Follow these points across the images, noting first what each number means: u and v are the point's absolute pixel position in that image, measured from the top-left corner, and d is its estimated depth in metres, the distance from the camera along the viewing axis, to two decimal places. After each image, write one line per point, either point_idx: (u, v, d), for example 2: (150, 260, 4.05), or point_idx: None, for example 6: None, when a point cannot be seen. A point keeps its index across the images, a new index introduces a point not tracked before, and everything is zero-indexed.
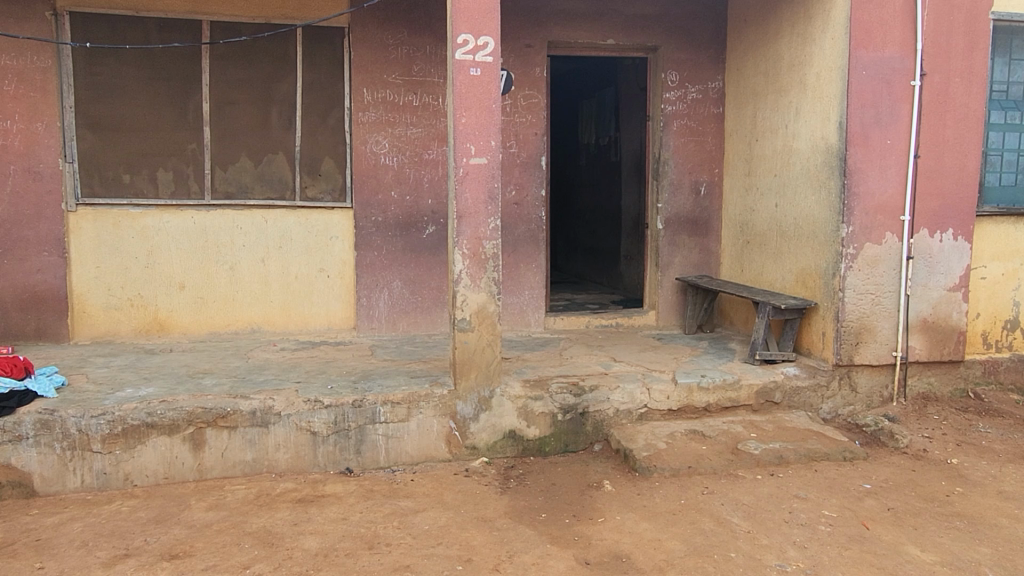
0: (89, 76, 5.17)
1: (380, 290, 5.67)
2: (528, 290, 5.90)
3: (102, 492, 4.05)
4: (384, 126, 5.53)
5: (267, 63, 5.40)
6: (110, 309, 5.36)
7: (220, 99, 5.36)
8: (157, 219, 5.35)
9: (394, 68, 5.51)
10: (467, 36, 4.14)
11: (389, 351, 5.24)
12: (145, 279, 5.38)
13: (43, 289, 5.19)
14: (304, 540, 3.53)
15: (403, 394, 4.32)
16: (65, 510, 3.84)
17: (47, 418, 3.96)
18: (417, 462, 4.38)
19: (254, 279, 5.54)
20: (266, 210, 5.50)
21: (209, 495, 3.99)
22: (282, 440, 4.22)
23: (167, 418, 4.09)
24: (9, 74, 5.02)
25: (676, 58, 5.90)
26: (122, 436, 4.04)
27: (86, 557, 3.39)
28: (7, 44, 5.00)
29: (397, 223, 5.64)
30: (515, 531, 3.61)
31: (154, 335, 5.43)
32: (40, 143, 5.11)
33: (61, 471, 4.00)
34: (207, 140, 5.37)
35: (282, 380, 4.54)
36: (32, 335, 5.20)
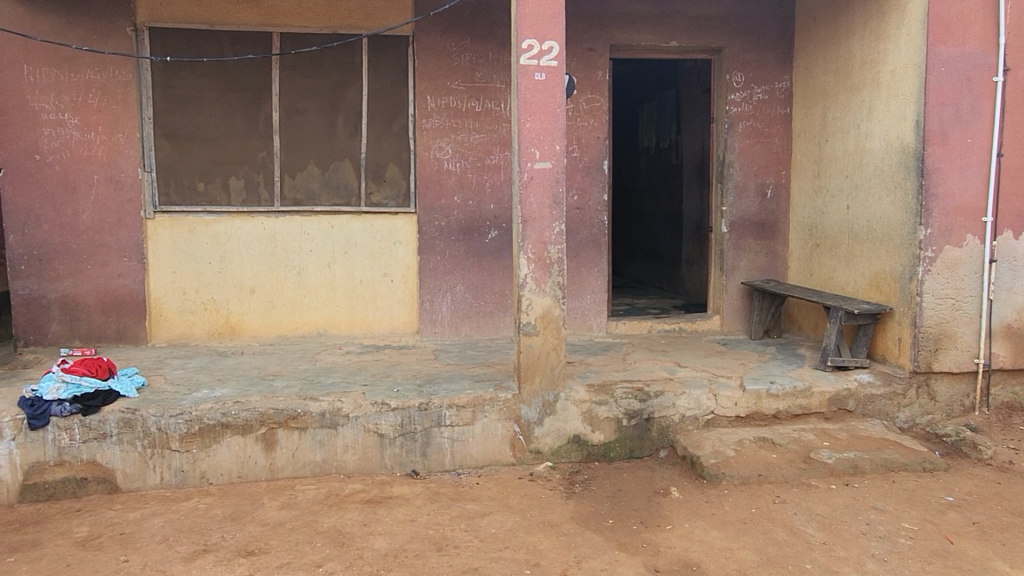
0: (166, 88, 5.37)
1: (444, 295, 5.73)
2: (590, 294, 5.88)
3: (180, 489, 4.19)
4: (447, 131, 5.59)
5: (333, 73, 5.53)
6: (184, 312, 5.55)
7: (289, 108, 5.51)
8: (229, 226, 5.52)
9: (458, 75, 5.56)
10: (533, 40, 4.15)
11: (452, 355, 5.29)
12: (217, 284, 5.55)
13: (123, 293, 5.41)
14: (374, 541, 3.58)
15: (468, 398, 4.34)
16: (146, 506, 3.99)
17: (129, 417, 4.12)
18: (482, 465, 4.41)
19: (321, 284, 5.66)
20: (332, 216, 5.62)
21: (281, 495, 4.09)
22: (350, 442, 4.30)
23: (240, 418, 4.21)
24: (93, 88, 5.25)
25: (741, 58, 5.81)
26: (199, 435, 4.18)
27: (168, 551, 3.51)
28: (91, 60, 5.24)
29: (460, 228, 5.69)
30: (583, 537, 3.59)
31: (226, 338, 5.60)
32: (121, 153, 5.33)
33: (142, 468, 4.16)
34: (277, 148, 5.52)
35: (349, 383, 4.61)
36: (113, 337, 5.42)
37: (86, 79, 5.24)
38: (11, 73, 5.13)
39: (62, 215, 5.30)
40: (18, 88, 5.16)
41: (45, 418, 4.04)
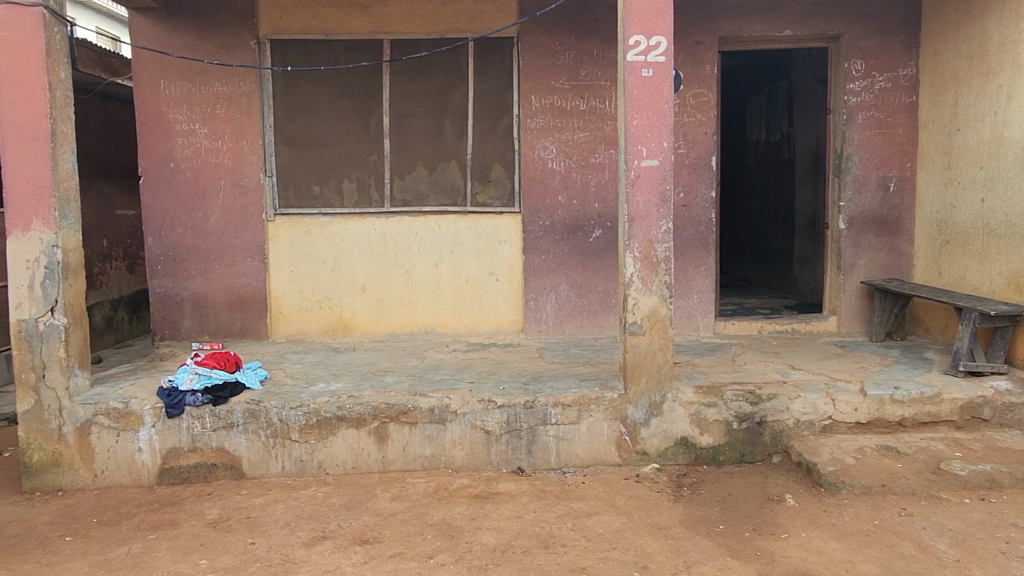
0: (286, 97, 5.66)
1: (548, 294, 5.75)
2: (697, 294, 5.75)
3: (299, 478, 4.41)
4: (551, 131, 5.61)
5: (441, 77, 5.66)
6: (301, 309, 5.83)
7: (398, 113, 5.69)
8: (343, 227, 5.76)
9: (562, 73, 5.57)
10: (640, 36, 4.10)
11: (557, 353, 5.30)
12: (332, 282, 5.80)
13: (247, 291, 5.74)
14: (483, 535, 3.64)
15: (573, 396, 4.34)
16: (270, 492, 4.23)
17: (254, 408, 4.37)
18: (588, 465, 4.40)
19: (428, 283, 5.81)
20: (439, 216, 5.75)
21: (393, 487, 4.24)
22: (458, 437, 4.40)
23: (355, 412, 4.38)
24: (220, 99, 5.59)
25: (861, 45, 5.51)
26: (317, 427, 4.38)
27: (290, 536, 3.71)
28: (219, 73, 5.57)
29: (564, 227, 5.70)
30: (692, 542, 3.51)
31: (339, 335, 5.85)
32: (245, 159, 5.64)
33: (265, 457, 4.41)
34: (387, 152, 5.71)
35: (457, 380, 4.71)
36: (238, 333, 5.76)
37: (215, 91, 5.58)
38: (149, 87, 5.55)
39: (193, 218, 5.68)
40: (155, 101, 5.57)
41: (180, 407, 4.35)
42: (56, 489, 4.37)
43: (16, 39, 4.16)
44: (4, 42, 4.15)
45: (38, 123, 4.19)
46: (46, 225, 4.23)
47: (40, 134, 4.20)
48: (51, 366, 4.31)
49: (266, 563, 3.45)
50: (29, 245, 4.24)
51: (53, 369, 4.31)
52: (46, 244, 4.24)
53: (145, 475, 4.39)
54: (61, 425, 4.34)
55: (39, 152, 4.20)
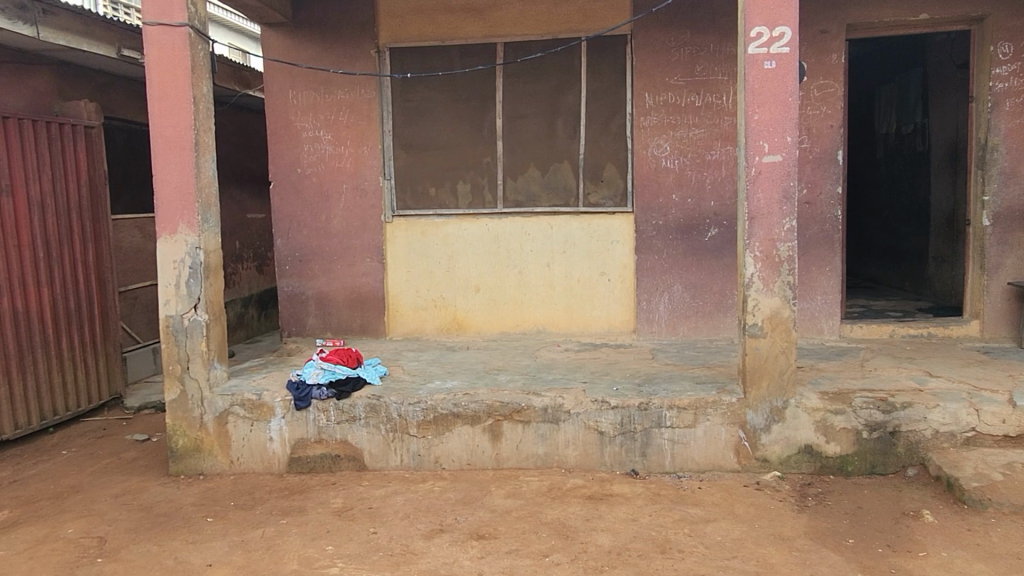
0: (404, 103, 5.86)
1: (661, 294, 5.65)
2: (821, 295, 5.48)
3: (417, 471, 4.55)
4: (666, 128, 5.51)
5: (553, 78, 5.68)
6: (417, 308, 6.01)
7: (511, 115, 5.76)
8: (457, 228, 5.89)
9: (678, 69, 5.45)
10: (762, 28, 3.96)
11: (671, 355, 5.21)
12: (447, 282, 5.95)
13: (366, 290, 5.98)
14: (598, 536, 3.63)
15: (689, 399, 4.24)
16: (389, 485, 4.39)
17: (375, 403, 4.54)
18: (704, 470, 4.29)
19: (540, 283, 5.85)
20: (551, 216, 5.77)
21: (507, 484, 4.29)
22: (571, 437, 4.40)
23: (470, 409, 4.46)
24: (343, 107, 5.84)
25: (1009, 26, 5.09)
26: (434, 423, 4.50)
27: (410, 527, 3.83)
28: (341, 81, 5.82)
29: (678, 226, 5.58)
30: (819, 555, 3.35)
31: (454, 333, 5.99)
32: (365, 164, 5.87)
33: (385, 450, 4.57)
34: (500, 153, 5.80)
35: (570, 380, 4.71)
36: (358, 330, 6.01)
37: (338, 99, 5.83)
38: (279, 98, 5.88)
39: (317, 221, 5.97)
40: (284, 110, 5.90)
41: (308, 400, 4.58)
42: (198, 473, 4.71)
43: (166, 57, 4.52)
44: (156, 60, 4.52)
45: (185, 134, 4.53)
46: (190, 228, 4.57)
47: (185, 144, 4.53)
48: (194, 359, 4.64)
49: (388, 552, 3.58)
50: (176, 247, 4.59)
51: (196, 362, 4.64)
52: (191, 245, 4.58)
53: (276, 463, 4.66)
54: (203, 414, 4.67)
55: (185, 161, 4.54)
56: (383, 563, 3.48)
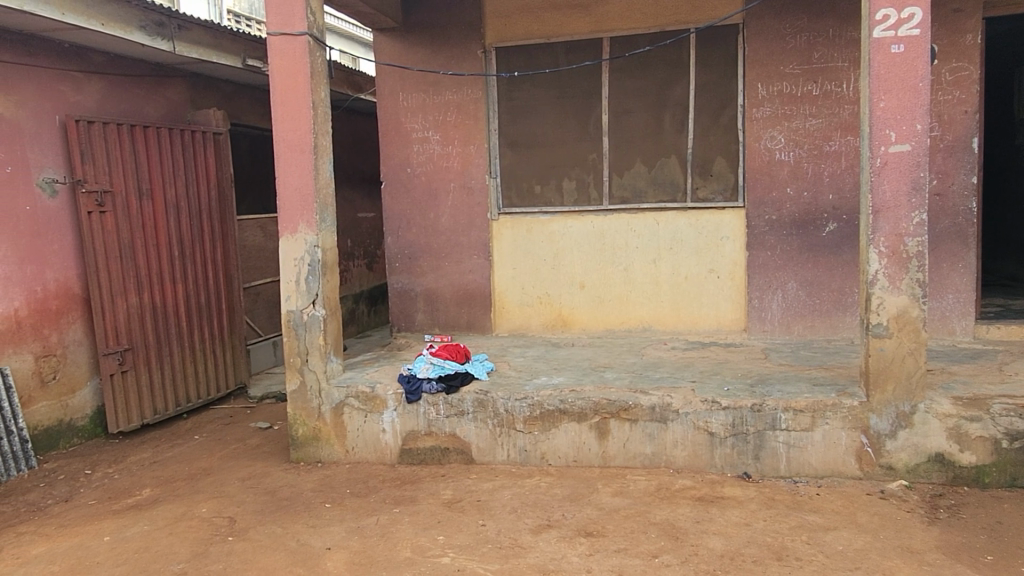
0: (510, 101, 5.91)
1: (774, 292, 5.45)
2: (953, 293, 5.12)
3: (524, 467, 4.59)
4: (780, 120, 5.30)
5: (661, 72, 5.58)
6: (523, 305, 6.06)
7: (618, 110, 5.70)
8: (563, 225, 5.90)
9: (793, 57, 5.23)
10: (889, 10, 3.73)
11: (785, 355, 5.01)
12: (552, 279, 5.96)
13: (473, 287, 6.08)
14: (710, 539, 3.54)
15: (806, 402, 4.06)
16: (497, 478, 4.45)
17: (483, 398, 4.62)
18: (823, 476, 4.11)
19: (647, 280, 5.76)
20: (658, 212, 5.68)
21: (614, 482, 4.26)
22: (681, 437, 4.31)
23: (577, 406, 4.46)
24: (451, 107, 5.96)
25: None
26: (540, 418, 4.53)
27: (518, 521, 3.88)
28: (449, 82, 5.94)
29: (794, 221, 5.36)
30: (953, 571, 3.14)
31: (559, 330, 6.00)
32: (472, 163, 5.97)
33: (493, 444, 4.64)
34: (606, 149, 5.75)
35: (678, 379, 4.61)
36: (465, 326, 6.13)
37: (446, 99, 5.96)
38: (390, 100, 6.08)
39: (426, 219, 6.12)
40: (395, 112, 6.09)
41: (418, 393, 4.72)
42: (316, 460, 4.95)
43: (287, 65, 4.76)
44: (278, 68, 4.77)
45: (304, 138, 4.76)
46: (309, 227, 4.80)
47: (305, 147, 4.76)
48: (312, 352, 4.87)
49: (497, 545, 3.63)
50: (296, 245, 4.83)
51: (315, 355, 4.87)
52: (310, 243, 4.81)
53: (388, 454, 4.82)
54: (320, 404, 4.90)
55: (305, 163, 4.77)
56: (492, 556, 3.53)
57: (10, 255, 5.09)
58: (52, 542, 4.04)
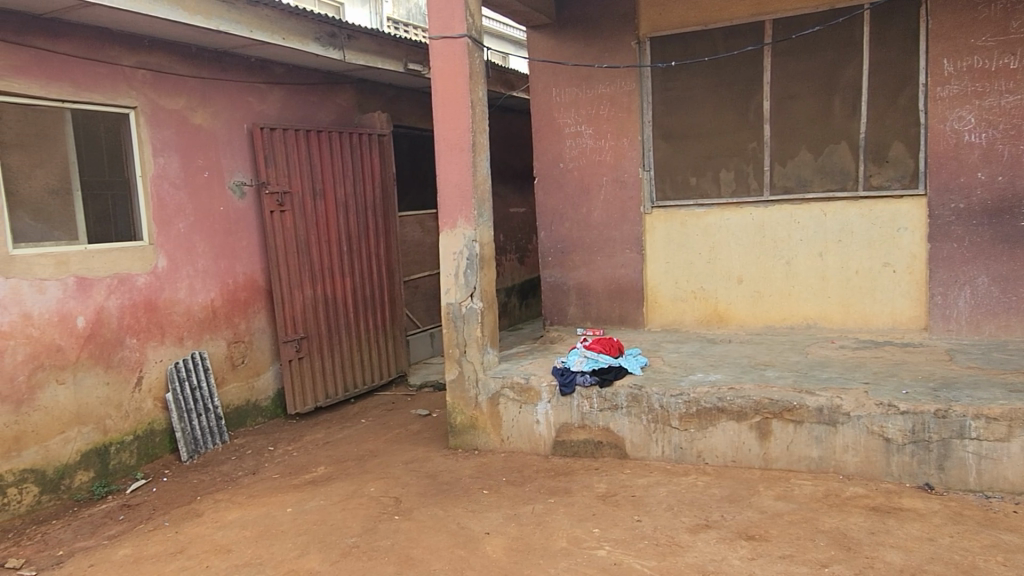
0: (664, 92, 5.80)
1: (961, 287, 4.98)
2: None
3: (679, 464, 4.50)
4: (970, 98, 4.83)
5: (830, 52, 5.24)
6: (677, 300, 5.93)
7: (781, 95, 5.42)
8: (719, 217, 5.71)
9: (987, 28, 4.75)
10: None
11: (974, 357, 4.56)
12: (708, 273, 5.79)
13: (625, 281, 6.03)
14: (887, 553, 3.29)
15: (1002, 409, 3.69)
16: (651, 475, 4.40)
17: (637, 393, 4.58)
18: (1021, 492, 3.72)
19: (811, 275, 5.45)
20: (825, 203, 5.35)
21: (777, 485, 4.08)
22: (851, 442, 4.05)
23: (736, 404, 4.31)
24: (604, 100, 5.94)
25: None
26: (697, 416, 4.42)
27: (675, 519, 3.81)
28: (602, 76, 5.92)
29: (985, 210, 4.87)
30: None
31: (715, 326, 5.82)
32: (626, 156, 5.92)
33: (647, 440, 4.59)
34: (768, 137, 5.49)
35: (849, 379, 4.32)
36: (617, 320, 6.09)
37: (599, 93, 5.95)
38: (544, 96, 6.16)
39: (578, 213, 6.15)
40: (548, 108, 6.16)
41: (572, 386, 4.76)
42: (473, 448, 5.13)
43: (447, 67, 4.95)
44: (439, 71, 4.97)
45: (463, 136, 4.93)
46: (468, 222, 4.97)
47: (464, 145, 4.93)
48: (470, 343, 5.04)
49: (654, 542, 3.59)
50: (456, 239, 5.02)
51: (472, 346, 5.04)
52: (468, 238, 4.98)
53: (542, 445, 4.90)
54: (477, 394, 5.06)
55: (463, 161, 4.94)
56: (649, 552, 3.50)
57: (208, 252, 5.68)
58: (244, 510, 4.48)
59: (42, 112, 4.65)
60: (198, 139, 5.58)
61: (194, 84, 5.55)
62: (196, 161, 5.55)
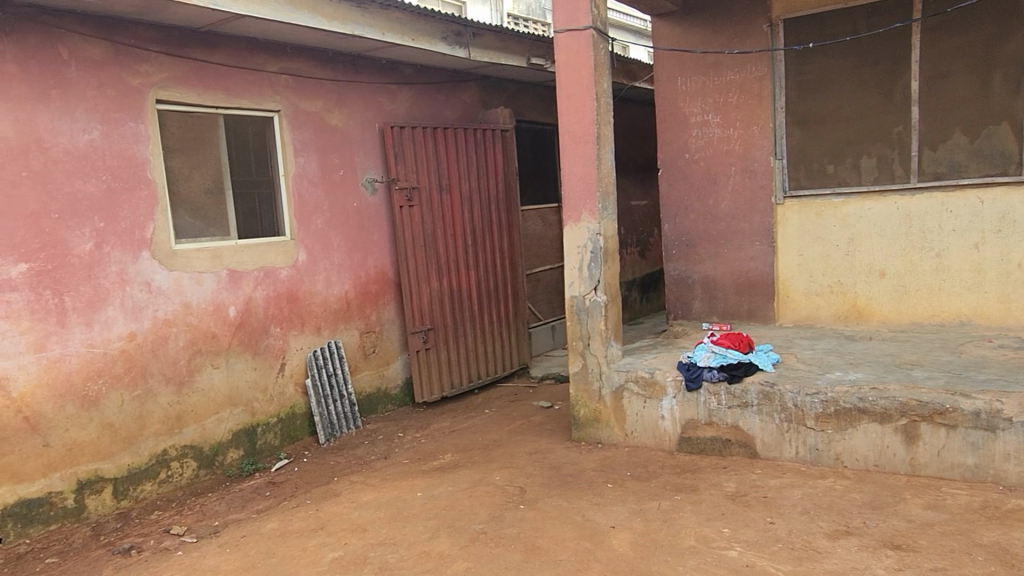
0: (799, 76, 5.53)
1: None
2: None
3: (815, 466, 4.29)
4: None
5: (990, 25, 4.81)
6: (811, 294, 5.65)
7: (932, 74, 5.03)
8: (859, 207, 5.38)
9: None
10: None
11: None
12: (846, 266, 5.47)
13: (755, 275, 5.81)
14: None
15: None
16: (785, 476, 4.22)
17: (769, 390, 4.41)
18: None
19: (965, 268, 5.06)
20: (982, 190, 4.93)
21: (926, 493, 3.80)
22: (1014, 450, 3.74)
23: (879, 406, 4.06)
24: (733, 88, 5.75)
25: None
26: (835, 416, 4.19)
27: (811, 524, 3.64)
28: (731, 62, 5.73)
29: None
30: None
31: (853, 322, 5.50)
32: (756, 144, 5.70)
33: (780, 440, 4.41)
34: (916, 121, 5.11)
35: (1010, 381, 3.96)
36: (745, 315, 5.89)
37: (728, 80, 5.76)
38: (669, 86, 6.03)
39: (705, 205, 5.98)
40: (674, 97, 6.03)
41: (699, 381, 4.65)
42: (597, 442, 5.11)
43: (573, 60, 4.94)
44: (564, 64, 4.97)
45: (588, 128, 4.91)
46: (592, 215, 4.95)
47: (589, 138, 4.91)
48: (594, 336, 5.03)
49: (789, 545, 3.45)
50: (580, 233, 5.02)
51: (596, 339, 5.02)
52: (592, 231, 4.96)
53: (667, 441, 4.82)
54: (601, 387, 5.04)
55: (588, 154, 4.93)
56: (784, 556, 3.37)
57: (343, 246, 5.97)
58: (377, 492, 4.70)
59: (199, 118, 5.05)
60: (334, 139, 5.87)
61: (330, 87, 5.84)
62: (333, 160, 5.85)
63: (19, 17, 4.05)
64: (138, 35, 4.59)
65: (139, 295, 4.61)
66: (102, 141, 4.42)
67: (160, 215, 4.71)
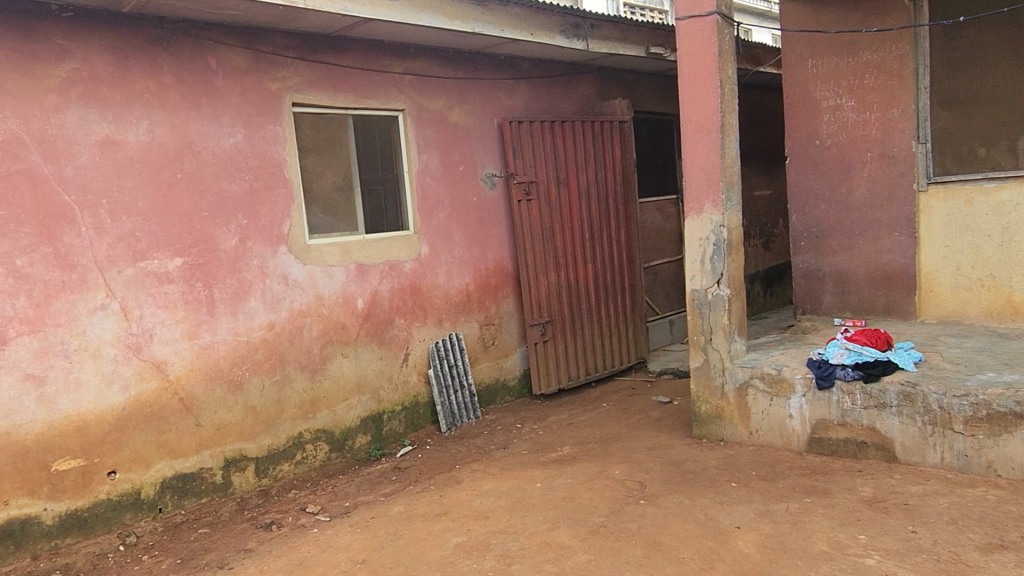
0: None
1: None
2: None
3: (963, 474, 3.98)
4: None
5: None
6: (958, 288, 5.23)
7: None
8: (1016, 193, 4.93)
9: None
10: None
11: None
12: (1000, 258, 5.04)
13: (893, 268, 5.45)
14: None
15: None
16: (928, 483, 3.94)
17: (910, 391, 4.13)
18: None
19: None
20: None
21: None
22: None
23: None
24: (870, 68, 5.41)
25: None
26: (987, 420, 3.89)
27: (959, 535, 3.39)
28: (868, 41, 5.39)
29: None
30: None
31: (1008, 319, 5.06)
32: (896, 128, 5.34)
33: (922, 444, 4.12)
34: None
35: None
36: (882, 310, 5.54)
37: (864, 60, 5.42)
38: (798, 69, 5.75)
39: (837, 194, 5.67)
40: (803, 81, 5.74)
41: (831, 379, 4.42)
42: (719, 439, 4.98)
43: (695, 47, 4.81)
44: (687, 51, 4.85)
45: (712, 116, 4.77)
46: (715, 206, 4.81)
47: (712, 126, 4.77)
48: (716, 331, 4.89)
49: (935, 557, 3.23)
50: (702, 225, 4.89)
51: (718, 334, 4.88)
52: (715, 222, 4.82)
53: (796, 440, 4.62)
54: (724, 383, 4.90)
55: (712, 143, 4.79)
56: (928, 567, 3.15)
57: (463, 240, 6.11)
58: (497, 481, 4.79)
59: (330, 119, 5.32)
60: (455, 135, 6.01)
61: (451, 84, 5.98)
62: (453, 156, 6.00)
63: (175, 31, 4.42)
64: (276, 43, 4.88)
65: (277, 287, 4.92)
66: (245, 143, 4.75)
67: (296, 211, 5.00)
